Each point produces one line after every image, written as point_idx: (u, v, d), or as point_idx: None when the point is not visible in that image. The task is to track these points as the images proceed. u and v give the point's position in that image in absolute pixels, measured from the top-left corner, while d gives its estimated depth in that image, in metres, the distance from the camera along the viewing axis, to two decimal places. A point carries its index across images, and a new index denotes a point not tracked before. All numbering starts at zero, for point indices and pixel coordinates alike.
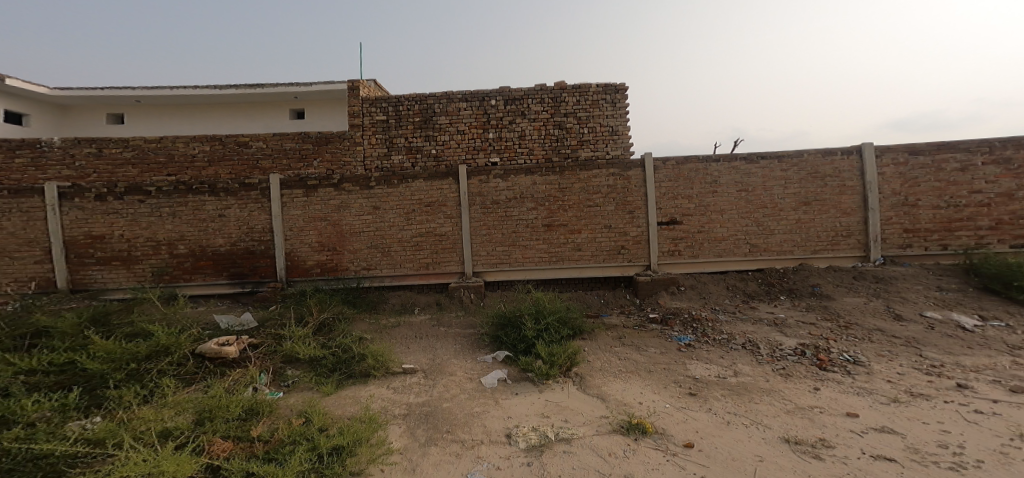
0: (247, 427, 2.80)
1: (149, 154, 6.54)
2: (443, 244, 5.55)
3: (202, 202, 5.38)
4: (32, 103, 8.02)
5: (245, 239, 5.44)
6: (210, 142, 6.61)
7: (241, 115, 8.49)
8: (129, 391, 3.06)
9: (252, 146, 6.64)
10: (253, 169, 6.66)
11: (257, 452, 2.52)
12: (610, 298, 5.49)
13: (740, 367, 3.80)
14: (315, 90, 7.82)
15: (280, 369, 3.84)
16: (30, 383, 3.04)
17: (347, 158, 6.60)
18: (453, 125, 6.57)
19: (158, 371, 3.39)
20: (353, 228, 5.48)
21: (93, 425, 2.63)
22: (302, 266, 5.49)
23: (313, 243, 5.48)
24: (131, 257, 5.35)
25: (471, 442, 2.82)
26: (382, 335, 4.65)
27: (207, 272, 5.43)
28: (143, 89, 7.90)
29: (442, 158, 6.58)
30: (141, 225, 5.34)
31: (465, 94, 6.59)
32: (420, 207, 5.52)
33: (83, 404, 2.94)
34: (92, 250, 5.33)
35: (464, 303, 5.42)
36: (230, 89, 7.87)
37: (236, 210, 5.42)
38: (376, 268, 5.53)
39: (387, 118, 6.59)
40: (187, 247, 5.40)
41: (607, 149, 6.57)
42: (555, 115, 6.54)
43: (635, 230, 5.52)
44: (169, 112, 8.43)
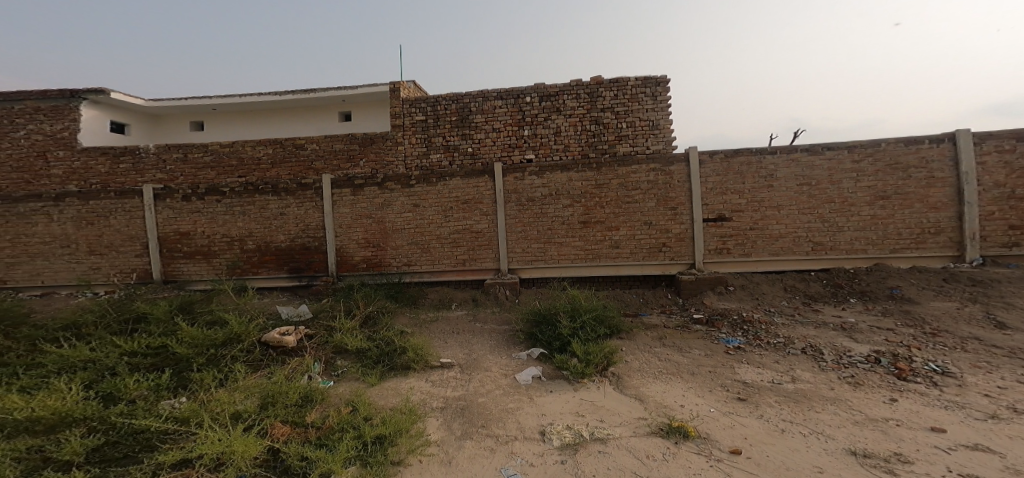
0: (302, 413, 2.97)
1: (224, 158, 7.09)
2: (480, 241, 5.63)
3: (266, 201, 5.76)
4: (131, 114, 8.70)
5: (302, 235, 5.77)
6: (272, 145, 7.06)
7: (297, 120, 9.01)
8: (209, 374, 3.36)
9: (307, 148, 7.03)
10: (307, 170, 7.05)
11: (310, 437, 2.69)
12: (650, 297, 5.36)
13: (799, 374, 3.58)
14: (360, 92, 8.16)
15: (331, 359, 4.04)
16: (132, 362, 3.43)
17: (390, 158, 6.83)
18: (489, 122, 6.62)
19: (231, 357, 3.69)
20: (395, 225, 5.67)
21: (179, 404, 2.91)
22: (349, 261, 5.75)
23: (359, 240, 5.72)
24: (210, 251, 5.82)
25: (506, 437, 2.86)
26: (421, 329, 4.78)
27: (270, 267, 5.81)
28: (219, 97, 8.49)
29: (478, 156, 6.67)
30: (219, 223, 5.80)
31: (500, 92, 6.61)
32: (457, 204, 5.62)
33: (173, 385, 3.27)
34: (179, 245, 5.85)
35: (500, 300, 5.48)
36: (285, 95, 8.38)
37: (294, 208, 5.76)
38: (416, 264, 5.69)
39: (426, 117, 6.75)
40: (254, 243, 5.79)
41: (647, 144, 6.42)
42: (592, 110, 6.44)
43: (679, 228, 5.34)
44: (239, 119, 9.09)
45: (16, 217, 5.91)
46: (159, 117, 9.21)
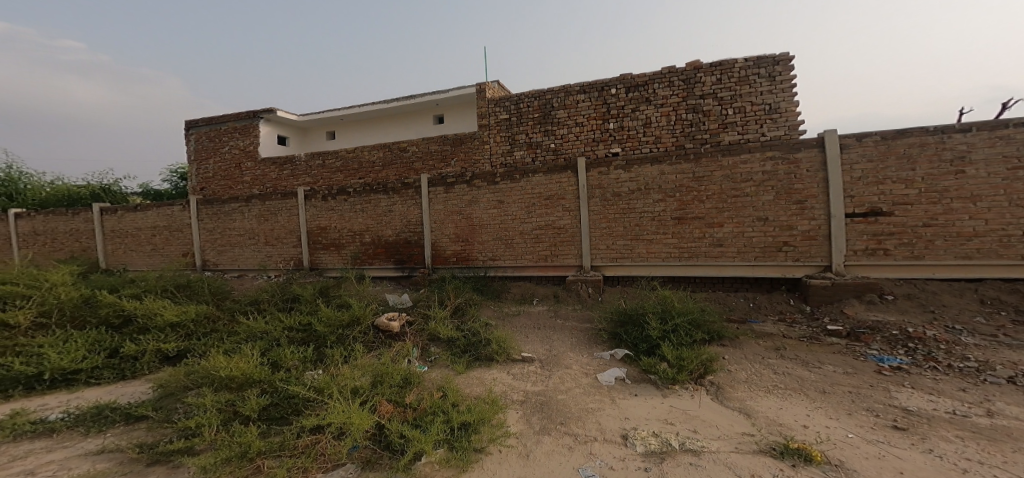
0: (401, 394, 3.04)
1: (349, 163, 8.01)
2: (562, 237, 4.97)
3: (378, 199, 5.91)
4: (291, 128, 10.11)
5: (405, 230, 5.75)
6: (382, 148, 7.76)
7: (402, 126, 9.80)
8: (338, 351, 3.71)
9: (409, 150, 7.58)
10: (409, 171, 7.62)
11: (408, 417, 2.73)
12: (763, 303, 4.30)
13: (1002, 407, 2.57)
14: (450, 96, 8.58)
15: (426, 345, 4.03)
16: (290, 336, 4.00)
17: (478, 157, 7.05)
18: (572, 118, 6.40)
19: (354, 337, 4.02)
20: (482, 220, 5.28)
21: (317, 376, 3.27)
22: (442, 255, 5.54)
23: (450, 235, 5.48)
24: (341, 243, 6.19)
25: (585, 437, 2.53)
26: (503, 323, 4.38)
27: (380, 258, 5.94)
28: (346, 109, 9.63)
29: (561, 152, 6.49)
30: (345, 219, 6.14)
31: (583, 85, 6.34)
32: (539, 200, 5.01)
33: (313, 358, 3.69)
34: (320, 238, 6.33)
35: (582, 297, 4.75)
36: (388, 103, 9.24)
37: (399, 205, 5.78)
38: (501, 259, 5.23)
39: (510, 116, 6.80)
40: (370, 238, 5.98)
41: (761, 131, 5.57)
42: (688, 98, 5.84)
43: (807, 224, 4.17)
44: (360, 127, 10.18)
45: (223, 214, 7.01)
46: (307, 130, 10.59)
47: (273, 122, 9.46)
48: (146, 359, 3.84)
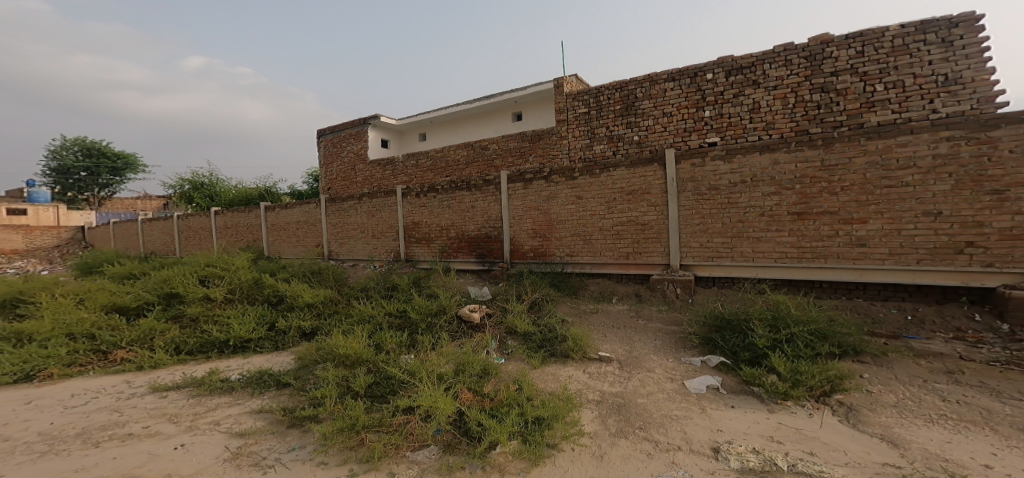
0: (480, 384, 3.14)
1: (437, 162, 8.49)
2: (646, 234, 4.64)
3: (462, 196, 6.16)
4: (390, 132, 11.05)
5: (485, 225, 5.93)
6: (465, 147, 8.08)
7: (486, 124, 10.05)
8: (427, 338, 3.98)
9: (490, 148, 7.79)
10: (490, 167, 7.84)
11: (485, 406, 2.81)
12: (929, 316, 3.44)
13: None
14: (528, 93, 8.65)
15: (503, 338, 4.10)
16: (389, 321, 4.40)
17: (555, 152, 7.00)
18: (659, 107, 6.00)
19: (440, 325, 4.26)
20: (560, 216, 5.24)
21: (410, 360, 3.54)
22: (520, 250, 5.60)
23: (528, 231, 5.51)
24: (429, 237, 6.58)
25: (666, 445, 2.40)
26: (581, 320, 4.32)
27: (463, 252, 6.20)
28: (434, 110, 10.27)
29: (645, 144, 6.16)
30: (434, 215, 6.51)
31: (672, 73, 5.88)
32: (621, 195, 4.78)
33: (404, 341, 3.98)
34: (413, 233, 6.79)
35: (668, 298, 4.44)
36: (470, 104, 9.63)
37: (481, 202, 5.97)
38: (579, 255, 5.12)
39: (589, 109, 6.64)
40: (455, 233, 6.27)
41: (930, 106, 4.40)
42: (813, 77, 4.95)
43: (1004, 221, 3.23)
44: (447, 127, 10.73)
45: (341, 210, 7.87)
46: (402, 133, 11.45)
47: (375, 128, 10.46)
48: (290, 335, 4.62)
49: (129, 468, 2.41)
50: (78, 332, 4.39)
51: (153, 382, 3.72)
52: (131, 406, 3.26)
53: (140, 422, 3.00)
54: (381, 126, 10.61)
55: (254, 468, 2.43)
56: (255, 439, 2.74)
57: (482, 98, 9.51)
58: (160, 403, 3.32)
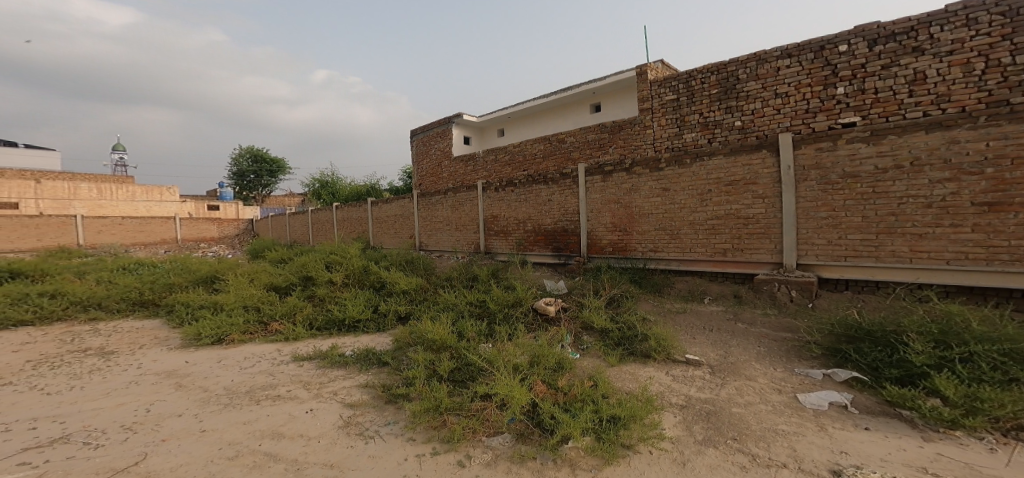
0: (554, 377, 3.13)
1: (514, 156, 8.59)
2: (749, 229, 4.21)
3: (539, 190, 6.16)
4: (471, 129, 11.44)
5: (562, 219, 5.88)
6: (543, 141, 8.06)
7: (566, 116, 9.87)
8: (503, 329, 4.06)
9: (567, 141, 7.70)
10: (567, 161, 7.74)
11: (559, 401, 2.79)
12: None
13: None
14: (607, 82, 8.40)
15: (579, 333, 4.03)
16: (470, 309, 4.59)
17: (637, 142, 6.72)
18: (770, 88, 5.38)
19: (517, 317, 4.31)
20: (642, 210, 5.00)
21: (489, 349, 3.64)
22: (598, 244, 5.45)
23: (607, 225, 5.34)
24: (507, 231, 6.69)
25: (766, 460, 2.18)
26: (666, 319, 4.09)
27: (539, 246, 6.21)
28: (512, 105, 10.45)
29: (749, 130, 5.59)
30: (511, 209, 6.61)
31: (789, 48, 5.23)
32: (717, 187, 4.42)
33: (483, 330, 4.10)
34: (492, 226, 6.97)
35: (777, 301, 3.93)
36: (548, 97, 9.61)
37: (558, 196, 5.93)
38: (664, 251, 4.84)
39: (678, 96, 6.19)
40: (531, 226, 6.30)
41: None
42: (1011, 36, 3.92)
43: None
44: (526, 122, 10.79)
45: (429, 205, 8.36)
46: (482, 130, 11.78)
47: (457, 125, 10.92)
48: (389, 318, 5.05)
49: (277, 426, 2.82)
50: (251, 304, 5.39)
51: (296, 352, 4.32)
52: (280, 372, 3.82)
53: (286, 386, 3.50)
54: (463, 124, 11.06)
55: (358, 437, 2.68)
56: (362, 411, 3.03)
57: (560, 91, 9.44)
58: (299, 372, 3.83)
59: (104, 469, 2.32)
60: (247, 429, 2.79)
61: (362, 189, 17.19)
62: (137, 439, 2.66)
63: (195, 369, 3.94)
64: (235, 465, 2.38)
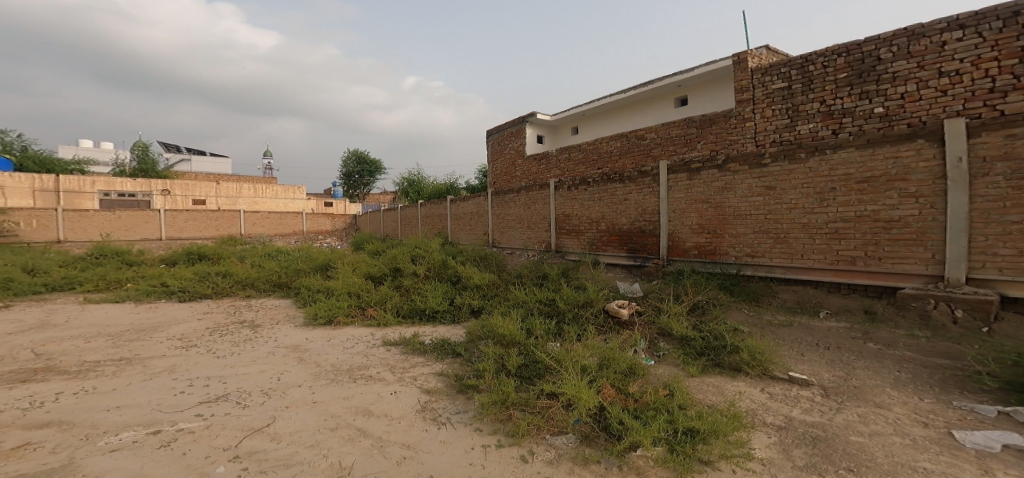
0: (626, 382, 3.00)
1: (589, 154, 8.42)
2: (891, 234, 3.62)
3: (614, 188, 5.98)
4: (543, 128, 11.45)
5: (640, 219, 5.62)
6: (619, 138, 7.77)
7: (644, 112, 9.43)
8: (571, 329, 3.99)
9: (647, 137, 7.35)
10: (646, 157, 7.39)
11: (629, 406, 2.68)
12: None
13: None
14: (695, 74, 7.84)
15: (655, 339, 3.84)
16: (539, 307, 4.58)
17: (731, 137, 6.19)
18: (930, 67, 4.52)
19: (587, 318, 4.21)
20: (738, 210, 4.59)
21: (556, 348, 3.60)
22: (680, 246, 5.12)
23: (693, 225, 4.99)
24: (580, 230, 6.58)
25: None
26: (763, 332, 3.72)
27: (614, 246, 6.01)
28: (585, 103, 10.29)
29: (892, 118, 4.78)
30: (585, 207, 6.48)
31: (966, 17, 4.30)
32: (847, 184, 3.85)
33: (551, 329, 4.08)
34: (563, 225, 6.90)
35: (932, 322, 3.32)
36: (626, 93, 9.25)
37: (635, 195, 5.69)
38: (764, 257, 4.41)
39: (791, 84, 5.55)
40: (605, 225, 6.13)
41: None
42: None
43: None
44: (601, 119, 10.50)
45: (502, 202, 8.52)
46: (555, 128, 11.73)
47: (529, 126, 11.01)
48: (463, 311, 5.26)
49: (366, 403, 3.08)
50: (354, 291, 5.96)
51: (386, 337, 4.69)
52: (374, 354, 4.17)
53: (376, 368, 3.80)
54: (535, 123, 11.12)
55: (432, 422, 2.82)
56: (437, 397, 3.18)
57: (640, 86, 9.03)
58: (388, 356, 4.13)
59: (247, 427, 2.71)
60: (345, 404, 3.08)
61: (442, 188, 18.07)
62: (271, 403, 3.07)
63: (314, 345, 4.47)
64: (334, 436, 2.64)
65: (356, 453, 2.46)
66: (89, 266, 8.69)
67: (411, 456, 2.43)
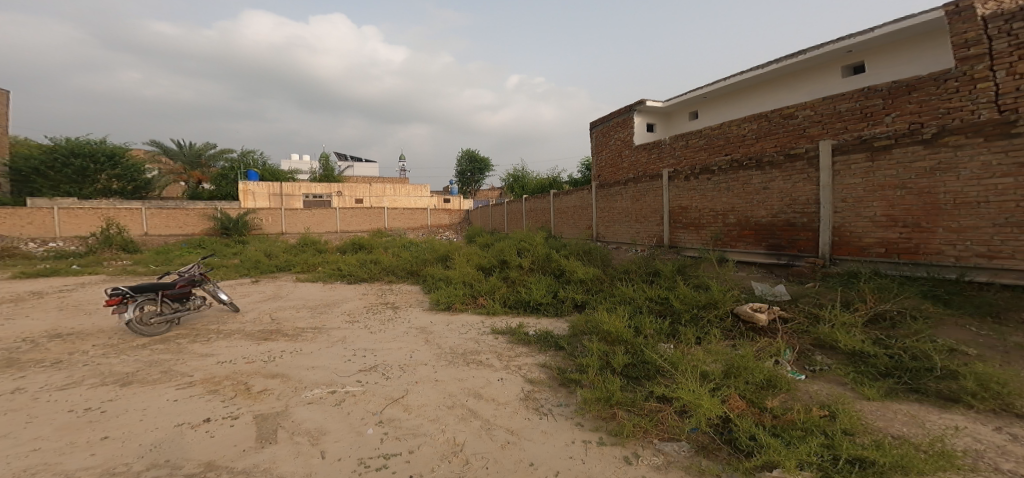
0: (762, 395, 2.65)
1: (713, 140, 7.67)
2: None
3: (749, 176, 5.29)
4: (657, 114, 10.62)
5: (786, 211, 4.83)
6: (757, 119, 6.95)
7: (782, 90, 8.17)
8: (690, 331, 3.68)
9: (798, 115, 6.41)
10: (799, 139, 6.42)
11: (766, 422, 2.38)
12: None
13: None
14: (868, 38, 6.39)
15: (808, 351, 3.30)
16: (650, 305, 4.32)
17: (951, 103, 4.84)
18: None
19: (709, 320, 3.82)
20: (962, 197, 3.50)
21: (670, 350, 3.35)
22: (854, 243, 4.19)
23: (876, 218, 4.00)
24: (700, 223, 6.00)
25: None
26: (1004, 356, 2.81)
27: (749, 241, 5.33)
28: (706, 85, 9.23)
29: None
30: (708, 199, 5.88)
31: None
32: None
33: (666, 330, 3.81)
34: (680, 218, 6.38)
35: None
36: (764, 68, 8.01)
37: (779, 182, 4.91)
38: (1006, 258, 3.28)
39: None
40: (736, 218, 5.49)
41: None
42: None
43: None
44: (729, 100, 9.31)
45: (607, 195, 8.25)
46: (671, 114, 10.79)
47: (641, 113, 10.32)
48: (566, 305, 5.25)
49: (476, 387, 3.26)
50: (467, 280, 6.37)
51: (493, 326, 4.91)
52: (483, 341, 4.41)
53: (484, 354, 4.00)
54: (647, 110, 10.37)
55: (535, 412, 2.87)
56: (538, 388, 3.23)
57: (784, 58, 7.70)
58: (494, 344, 4.31)
59: (386, 397, 3.07)
60: (460, 385, 3.30)
61: (546, 182, 18.15)
62: (402, 378, 3.43)
63: (437, 328, 4.87)
64: (450, 414, 2.85)
65: (467, 431, 2.62)
66: (298, 252, 11.12)
67: (514, 442, 2.51)
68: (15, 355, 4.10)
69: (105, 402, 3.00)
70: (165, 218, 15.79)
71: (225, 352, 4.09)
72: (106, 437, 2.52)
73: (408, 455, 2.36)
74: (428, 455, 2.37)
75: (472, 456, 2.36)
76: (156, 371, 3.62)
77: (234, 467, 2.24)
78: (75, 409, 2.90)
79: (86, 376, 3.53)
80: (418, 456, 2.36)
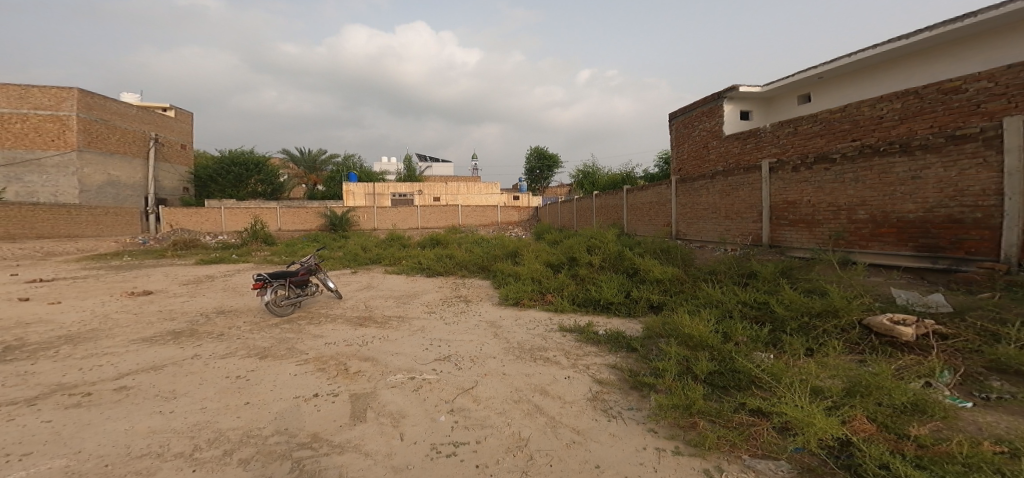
0: (906, 420, 2.26)
1: (835, 124, 6.79)
2: None
3: (890, 164, 4.39)
4: (754, 100, 9.55)
5: (947, 204, 3.94)
6: (902, 96, 5.99)
7: (932, 63, 6.68)
8: (798, 341, 3.30)
9: (968, 88, 5.36)
10: (970, 116, 5.35)
11: (906, 451, 2.05)
12: None
13: None
14: None
15: (979, 376, 2.73)
16: (743, 310, 3.97)
17: None
18: None
19: (826, 331, 3.37)
20: None
21: (767, 360, 3.05)
22: None
23: None
24: (814, 220, 5.25)
25: None
26: None
27: (888, 240, 4.41)
28: (825, 63, 7.91)
29: None
30: (826, 191, 5.09)
31: None
32: None
33: (766, 339, 3.47)
34: (785, 214, 5.66)
35: None
36: (897, 41, 6.72)
37: (937, 170, 4.02)
38: None
39: None
40: (868, 212, 4.61)
41: None
42: None
43: None
44: (846, 81, 8.01)
45: (692, 190, 7.73)
46: (772, 98, 9.62)
47: (734, 100, 9.39)
48: (640, 305, 5.04)
49: (542, 384, 3.25)
50: (535, 277, 6.40)
51: (560, 323, 4.87)
52: (549, 337, 4.40)
53: (551, 351, 3.98)
54: (742, 96, 9.39)
55: (603, 413, 2.78)
56: (607, 389, 3.12)
57: (926, 28, 6.39)
58: (562, 341, 4.27)
59: (455, 387, 3.20)
60: (526, 381, 3.32)
61: (618, 178, 17.61)
62: (468, 370, 3.54)
63: (505, 323, 4.96)
64: (515, 408, 2.88)
65: (532, 427, 2.62)
66: (388, 246, 12.09)
67: (581, 442, 2.46)
68: (195, 326, 5.00)
69: (249, 371, 3.54)
70: (291, 215, 18.03)
71: (332, 334, 4.58)
72: (248, 402, 2.95)
73: (475, 446, 2.44)
74: (494, 447, 2.42)
75: (536, 453, 2.36)
76: (284, 347, 4.17)
77: (332, 440, 2.49)
78: (229, 375, 3.45)
79: (238, 347, 4.19)
80: (484, 447, 2.42)
